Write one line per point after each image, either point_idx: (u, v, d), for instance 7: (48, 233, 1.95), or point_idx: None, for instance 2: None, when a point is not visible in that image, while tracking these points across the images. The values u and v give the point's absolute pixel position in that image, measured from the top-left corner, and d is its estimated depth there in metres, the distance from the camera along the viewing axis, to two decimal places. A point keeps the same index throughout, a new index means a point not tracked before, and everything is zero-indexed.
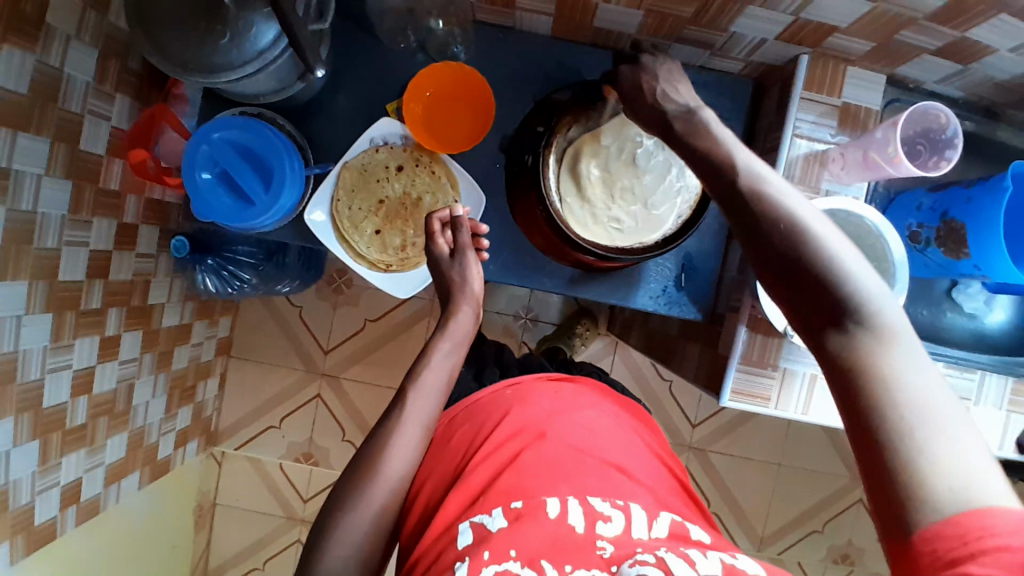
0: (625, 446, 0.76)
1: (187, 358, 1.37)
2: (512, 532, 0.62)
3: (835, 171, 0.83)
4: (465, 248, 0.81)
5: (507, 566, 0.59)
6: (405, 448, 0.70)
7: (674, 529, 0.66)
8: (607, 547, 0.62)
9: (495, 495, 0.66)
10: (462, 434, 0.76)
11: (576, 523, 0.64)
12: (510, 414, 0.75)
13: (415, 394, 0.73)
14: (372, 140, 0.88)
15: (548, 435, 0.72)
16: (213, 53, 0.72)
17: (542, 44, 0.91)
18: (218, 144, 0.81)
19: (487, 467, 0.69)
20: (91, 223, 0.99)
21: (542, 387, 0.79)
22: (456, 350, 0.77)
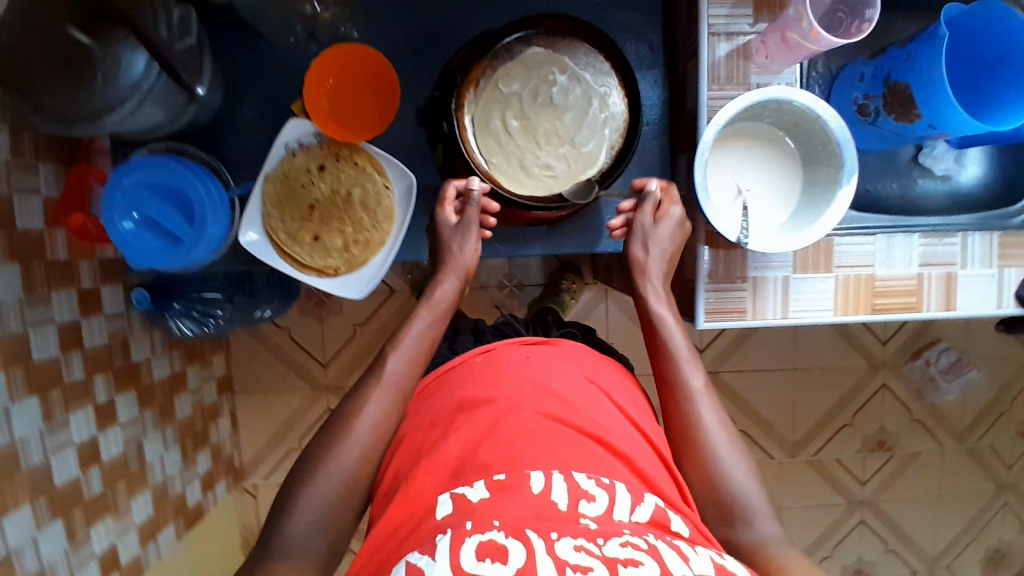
0: (609, 416, 0.70)
1: (191, 405, 1.38)
2: (495, 502, 0.57)
3: (760, 62, 0.78)
4: (470, 222, 0.79)
5: (491, 535, 0.53)
6: (376, 412, 0.69)
7: (657, 515, 0.60)
8: (591, 522, 0.56)
9: (475, 468, 0.61)
10: (433, 405, 0.73)
11: (559, 499, 0.58)
12: (483, 383, 0.71)
13: (390, 362, 0.72)
14: (287, 145, 0.85)
15: (526, 406, 0.67)
16: (90, 98, 0.69)
17: (432, 4, 0.86)
18: (132, 189, 0.79)
19: (462, 437, 0.66)
20: (50, 298, 0.99)
21: (515, 354, 0.75)
22: (436, 319, 0.76)
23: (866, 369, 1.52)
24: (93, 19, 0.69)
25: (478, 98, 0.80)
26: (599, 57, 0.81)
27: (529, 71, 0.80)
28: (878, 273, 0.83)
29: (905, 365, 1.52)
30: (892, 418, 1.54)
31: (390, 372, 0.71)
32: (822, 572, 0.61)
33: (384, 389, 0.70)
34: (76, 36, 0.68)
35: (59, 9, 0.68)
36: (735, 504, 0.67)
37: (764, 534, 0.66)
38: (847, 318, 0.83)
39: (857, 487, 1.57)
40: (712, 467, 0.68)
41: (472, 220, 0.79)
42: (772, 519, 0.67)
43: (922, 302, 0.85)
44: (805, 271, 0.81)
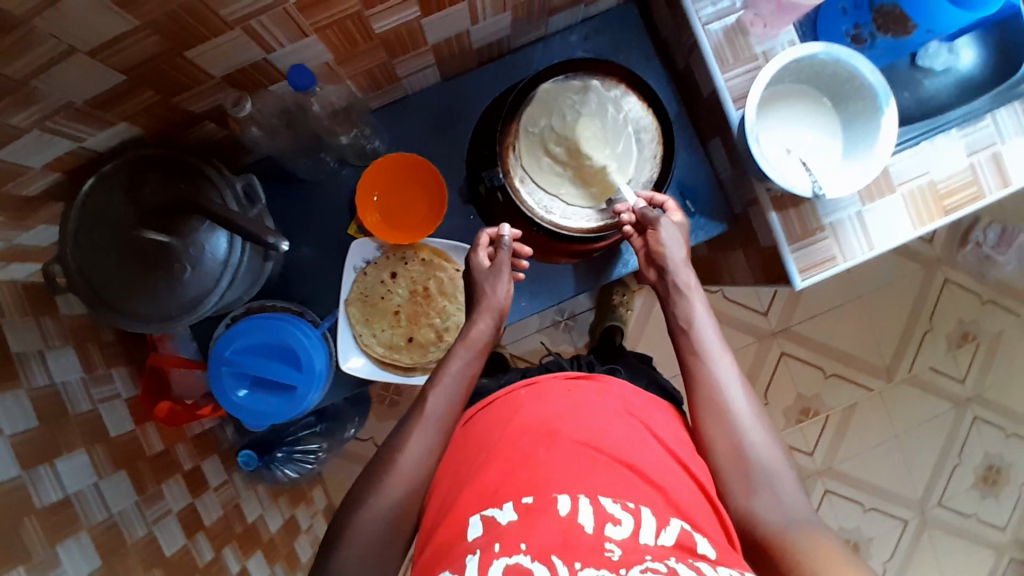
0: (645, 442, 0.71)
1: (310, 545, 1.36)
2: (524, 525, 0.59)
3: (760, 31, 0.81)
4: (501, 267, 0.80)
5: (518, 559, 0.55)
6: (420, 448, 0.69)
7: (683, 539, 0.60)
8: (615, 550, 0.57)
9: (509, 490, 0.64)
10: (479, 433, 0.75)
11: (586, 522, 0.59)
12: (521, 414, 0.74)
13: (431, 400, 0.73)
14: (355, 267, 0.88)
15: (560, 435, 0.69)
16: (186, 291, 0.71)
17: (440, 91, 0.91)
18: (235, 357, 0.80)
19: (496, 470, 0.67)
20: (162, 491, 0.98)
21: (556, 387, 0.77)
22: (474, 358, 0.77)
23: (924, 270, 1.54)
24: (159, 216, 0.70)
25: (519, 157, 0.83)
26: (608, 77, 0.84)
27: (549, 110, 0.83)
28: (936, 176, 0.87)
29: (958, 254, 1.55)
30: (965, 307, 1.56)
31: (432, 408, 0.72)
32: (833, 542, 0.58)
33: (428, 424, 0.71)
34: (152, 238, 0.70)
35: (123, 220, 0.70)
36: (767, 480, 0.66)
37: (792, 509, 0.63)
38: (928, 227, 0.86)
39: (959, 386, 1.58)
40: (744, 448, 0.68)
41: (503, 264, 0.81)
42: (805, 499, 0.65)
43: (984, 189, 0.88)
44: (873, 201, 0.84)
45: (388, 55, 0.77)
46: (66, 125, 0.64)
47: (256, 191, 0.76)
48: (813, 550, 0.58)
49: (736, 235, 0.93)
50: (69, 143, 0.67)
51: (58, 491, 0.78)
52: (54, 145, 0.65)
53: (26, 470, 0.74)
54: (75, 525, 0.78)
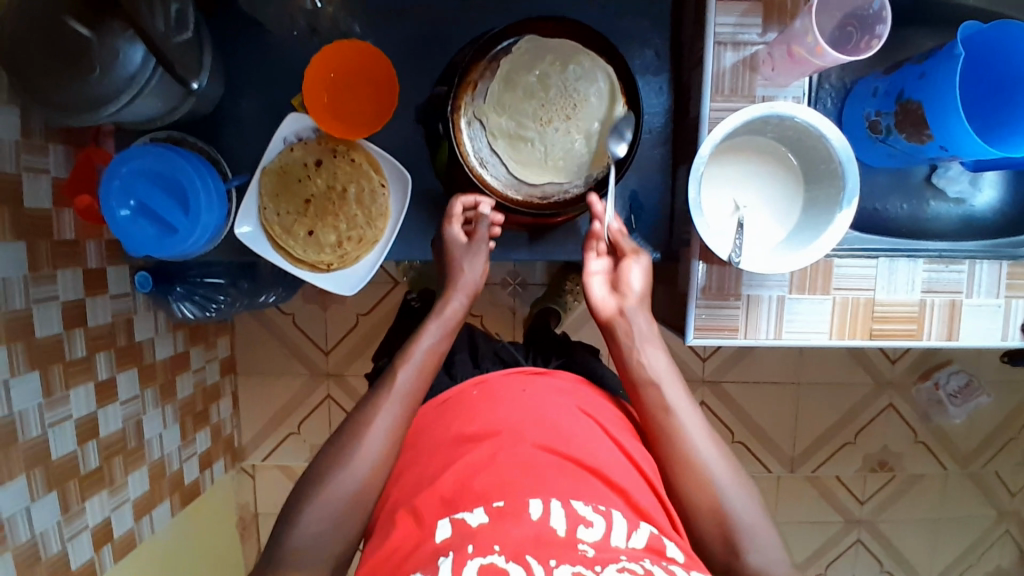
0: (607, 449, 0.70)
1: (192, 385, 1.43)
2: (494, 528, 0.58)
3: (767, 73, 0.76)
4: (483, 239, 0.77)
5: (493, 559, 0.55)
6: (383, 424, 0.68)
7: (654, 542, 0.60)
8: (589, 549, 0.57)
9: (473, 496, 0.62)
10: (434, 433, 0.72)
11: (557, 525, 0.59)
12: (475, 413, 0.72)
13: (400, 375, 0.71)
14: (285, 139, 0.86)
15: (523, 437, 0.67)
16: (88, 89, 0.69)
17: (438, 1, 0.85)
18: (129, 177, 0.79)
19: (454, 469, 0.66)
20: (55, 276, 1.08)
21: (510, 383, 0.76)
22: (445, 335, 0.75)
23: (873, 388, 1.50)
24: (91, 11, 0.68)
25: (476, 99, 0.78)
26: (596, 55, 0.77)
27: (528, 67, 0.77)
28: (877, 296, 0.81)
29: (913, 385, 1.50)
30: (895, 438, 1.52)
31: (400, 384, 0.70)
32: None
33: (394, 399, 0.69)
34: (75, 28, 0.68)
35: (56, 2, 0.68)
36: (743, 534, 0.67)
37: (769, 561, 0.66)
38: (844, 341, 0.81)
39: (855, 506, 1.55)
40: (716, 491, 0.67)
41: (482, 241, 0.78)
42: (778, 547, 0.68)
43: (923, 330, 0.82)
44: (802, 293, 0.79)
45: None
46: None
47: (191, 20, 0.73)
48: None
49: (665, 270, 0.89)
50: None
51: None
52: None
53: None
54: None
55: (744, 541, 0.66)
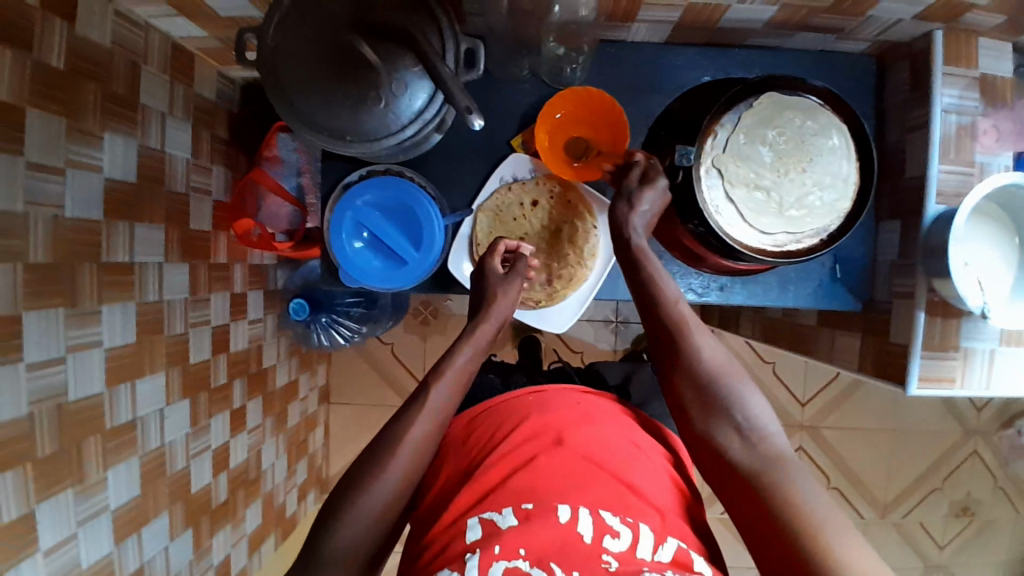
0: (647, 468, 0.73)
1: (298, 414, 1.39)
2: (523, 530, 0.63)
3: (989, 141, 0.81)
4: (518, 274, 0.82)
5: (518, 563, 0.60)
6: (418, 436, 0.69)
7: (681, 556, 0.65)
8: (612, 562, 0.61)
9: (507, 495, 0.67)
10: (484, 428, 0.79)
11: (584, 532, 0.63)
12: (529, 418, 0.77)
13: (433, 391, 0.73)
14: (502, 179, 0.88)
15: (566, 444, 0.73)
16: (368, 119, 0.69)
17: (656, 52, 0.89)
18: (362, 208, 0.79)
19: (501, 468, 0.71)
20: (209, 300, 1.04)
21: (566, 395, 0.81)
22: (474, 359, 0.77)
23: (959, 434, 1.55)
24: (377, 36, 0.67)
25: (716, 148, 0.80)
26: (832, 116, 0.80)
27: (768, 120, 0.80)
28: None
29: (996, 433, 1.56)
30: (978, 484, 1.57)
31: (433, 400, 0.72)
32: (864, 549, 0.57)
33: (428, 414, 0.71)
34: (361, 52, 0.66)
35: (344, 25, 0.67)
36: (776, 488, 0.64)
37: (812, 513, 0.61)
38: None
39: (935, 551, 1.59)
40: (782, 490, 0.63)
41: (519, 273, 0.82)
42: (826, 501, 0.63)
43: None
44: (1012, 345, 0.83)
45: None
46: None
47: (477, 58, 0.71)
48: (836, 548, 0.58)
49: (853, 319, 0.93)
50: None
51: (127, 254, 0.86)
52: None
53: (106, 219, 0.82)
54: (131, 293, 0.86)
55: (816, 535, 0.59)
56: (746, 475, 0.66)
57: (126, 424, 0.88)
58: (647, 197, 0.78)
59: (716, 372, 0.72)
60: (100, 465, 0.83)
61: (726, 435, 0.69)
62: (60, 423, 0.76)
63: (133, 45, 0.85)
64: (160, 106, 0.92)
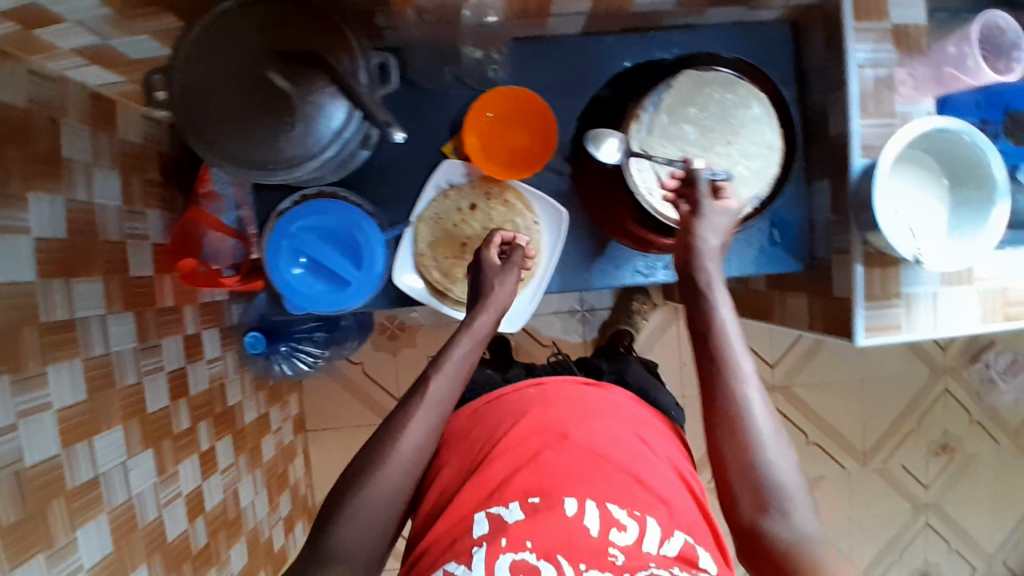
0: (646, 455, 0.79)
1: (274, 446, 1.37)
2: (529, 525, 0.69)
3: (908, 92, 0.81)
4: (511, 266, 0.82)
5: (524, 556, 0.66)
6: (420, 433, 0.70)
7: (686, 551, 0.71)
8: (618, 555, 0.67)
9: (512, 490, 0.73)
10: (484, 427, 0.82)
11: (591, 525, 0.69)
12: (530, 414, 0.80)
13: (434, 383, 0.73)
14: (438, 186, 0.87)
15: (570, 440, 0.77)
16: (287, 146, 0.67)
17: (576, 42, 0.89)
18: (298, 235, 0.78)
19: (504, 467, 0.75)
20: (159, 346, 1.02)
21: (566, 389, 0.84)
22: (474, 349, 0.77)
23: (928, 374, 1.59)
24: (289, 64, 0.67)
25: (642, 131, 0.81)
26: (749, 86, 0.81)
27: (689, 98, 0.80)
28: (1010, 283, 0.88)
29: (964, 369, 1.60)
30: (954, 421, 1.60)
31: (433, 391, 0.72)
32: None
33: (429, 408, 0.71)
34: (275, 80, 0.66)
35: (254, 56, 0.67)
36: (782, 504, 0.65)
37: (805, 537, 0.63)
38: (991, 326, 0.87)
39: (921, 491, 1.62)
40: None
41: (514, 265, 0.82)
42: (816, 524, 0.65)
43: None
44: (952, 285, 0.85)
45: None
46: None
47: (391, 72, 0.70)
48: None
49: (801, 281, 0.94)
50: None
51: (67, 311, 0.83)
52: None
53: (42, 278, 0.80)
54: (74, 350, 0.84)
55: (802, 563, 0.61)
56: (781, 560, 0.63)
57: (89, 482, 0.85)
58: (710, 219, 0.74)
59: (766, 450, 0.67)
60: (67, 527, 0.81)
61: (769, 519, 0.65)
62: (19, 489, 0.74)
63: (45, 98, 0.83)
64: (84, 157, 0.89)
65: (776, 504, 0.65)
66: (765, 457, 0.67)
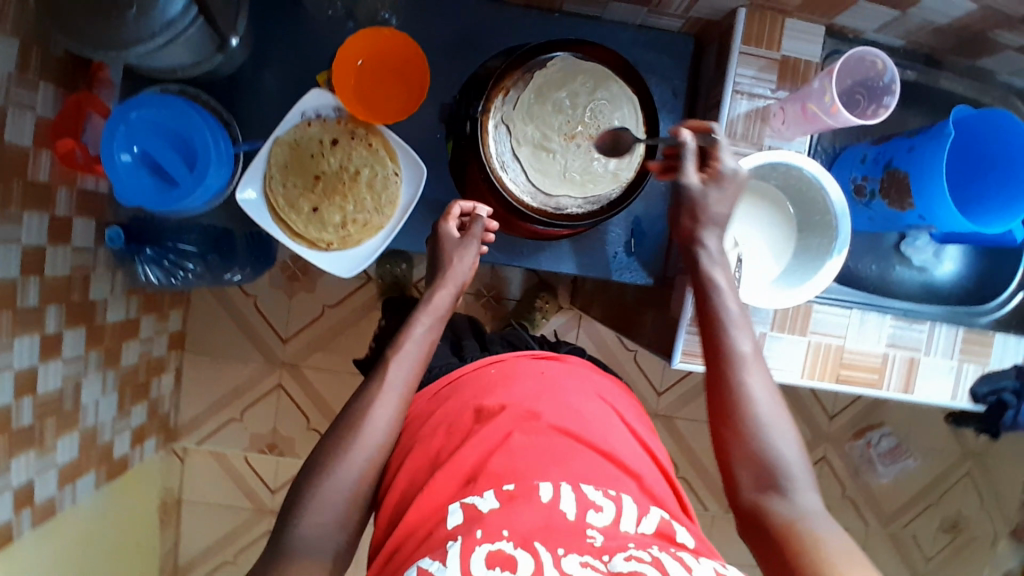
0: (616, 432, 0.72)
1: (138, 354, 1.35)
2: (505, 512, 0.59)
3: (777, 126, 0.81)
4: (472, 238, 0.82)
5: (500, 545, 0.56)
6: (384, 416, 0.69)
7: (663, 527, 0.62)
8: (597, 536, 0.58)
9: (485, 477, 0.63)
10: (448, 409, 0.73)
11: (567, 509, 0.60)
12: (493, 394, 0.72)
13: (394, 366, 0.72)
14: (304, 113, 0.85)
15: (540, 417, 0.69)
16: (120, 29, 0.67)
17: (477, 5, 0.88)
18: (136, 124, 0.77)
19: (473, 449, 0.66)
20: (21, 217, 0.98)
21: (526, 365, 0.77)
22: (436, 325, 0.77)
23: (812, 439, 1.57)
24: None
25: (506, 104, 0.81)
26: (622, 84, 0.82)
27: (559, 84, 0.82)
28: (847, 344, 0.87)
29: (846, 442, 1.59)
30: (827, 491, 1.59)
31: (394, 375, 0.71)
32: (860, 553, 0.58)
33: (390, 389, 0.71)
34: None
35: None
36: (781, 475, 0.64)
37: (804, 509, 0.62)
38: (812, 382, 0.86)
39: None
40: (822, 557, 0.57)
41: (475, 237, 0.83)
42: (814, 494, 0.64)
43: (883, 380, 0.88)
44: (782, 331, 0.84)
45: None
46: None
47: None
48: (837, 560, 0.57)
49: (655, 297, 0.94)
50: None
51: None
52: None
53: None
54: None
55: (804, 541, 0.59)
56: (779, 541, 0.61)
57: None
58: (718, 195, 0.73)
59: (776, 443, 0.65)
60: None
61: (772, 499, 0.63)
62: None
63: None
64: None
65: (779, 468, 0.64)
66: (769, 445, 0.65)
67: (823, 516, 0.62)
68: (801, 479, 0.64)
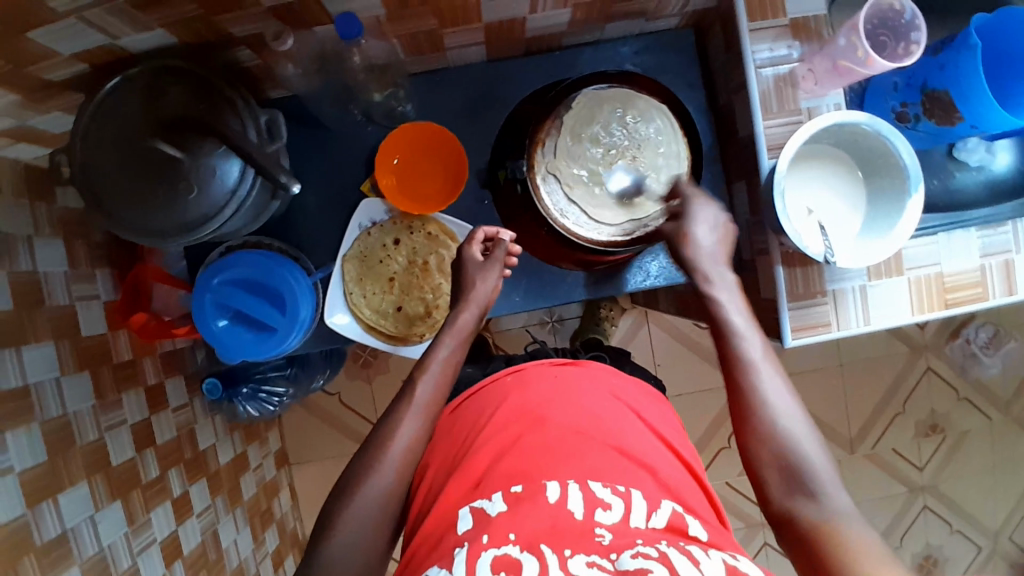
0: (633, 428, 0.72)
1: (253, 484, 1.37)
2: (513, 515, 0.59)
3: (808, 87, 0.82)
4: (495, 262, 0.82)
5: (507, 550, 0.55)
6: (409, 434, 0.71)
7: (674, 521, 0.62)
8: (606, 535, 0.57)
9: (497, 479, 0.64)
10: (466, 421, 0.75)
11: (575, 509, 0.60)
12: (508, 401, 0.73)
13: (420, 386, 0.74)
14: (361, 225, 0.88)
15: (548, 423, 0.70)
16: (187, 212, 0.70)
17: (481, 70, 0.90)
18: (220, 288, 0.80)
19: (487, 457, 0.67)
20: (120, 400, 0.97)
21: (545, 373, 0.77)
22: (458, 348, 0.78)
23: (908, 353, 1.56)
24: (176, 131, 0.70)
25: (547, 154, 0.82)
26: (650, 97, 0.83)
27: (590, 117, 0.82)
28: (945, 269, 0.87)
29: (944, 345, 1.57)
30: (940, 399, 1.58)
31: (421, 396, 0.73)
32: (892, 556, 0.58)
33: (415, 411, 0.72)
34: (165, 150, 0.69)
35: (139, 127, 0.69)
36: (805, 476, 0.66)
37: (835, 509, 0.63)
38: (926, 316, 0.86)
39: (916, 473, 1.58)
40: (848, 552, 0.59)
41: (497, 260, 0.82)
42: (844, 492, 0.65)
43: (988, 291, 0.87)
44: (879, 278, 0.85)
45: (439, 25, 0.75)
46: (105, 20, 0.63)
47: (278, 127, 0.76)
48: (866, 563, 0.58)
49: (735, 281, 0.95)
50: (104, 39, 0.66)
51: (17, 379, 0.79)
52: (87, 37, 0.65)
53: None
54: (28, 415, 0.80)
55: (834, 542, 0.61)
56: (808, 543, 0.62)
57: (57, 539, 0.80)
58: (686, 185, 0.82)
59: (783, 418, 0.69)
60: None
61: (801, 503, 0.65)
62: None
63: None
64: (23, 228, 0.84)
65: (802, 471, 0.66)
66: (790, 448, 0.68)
67: (855, 521, 0.62)
68: (830, 483, 0.65)
